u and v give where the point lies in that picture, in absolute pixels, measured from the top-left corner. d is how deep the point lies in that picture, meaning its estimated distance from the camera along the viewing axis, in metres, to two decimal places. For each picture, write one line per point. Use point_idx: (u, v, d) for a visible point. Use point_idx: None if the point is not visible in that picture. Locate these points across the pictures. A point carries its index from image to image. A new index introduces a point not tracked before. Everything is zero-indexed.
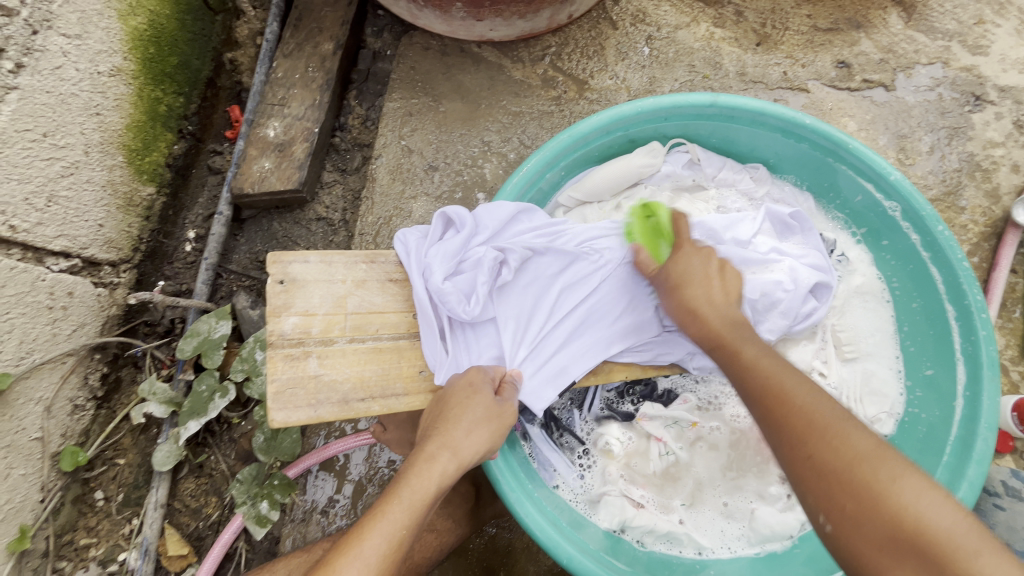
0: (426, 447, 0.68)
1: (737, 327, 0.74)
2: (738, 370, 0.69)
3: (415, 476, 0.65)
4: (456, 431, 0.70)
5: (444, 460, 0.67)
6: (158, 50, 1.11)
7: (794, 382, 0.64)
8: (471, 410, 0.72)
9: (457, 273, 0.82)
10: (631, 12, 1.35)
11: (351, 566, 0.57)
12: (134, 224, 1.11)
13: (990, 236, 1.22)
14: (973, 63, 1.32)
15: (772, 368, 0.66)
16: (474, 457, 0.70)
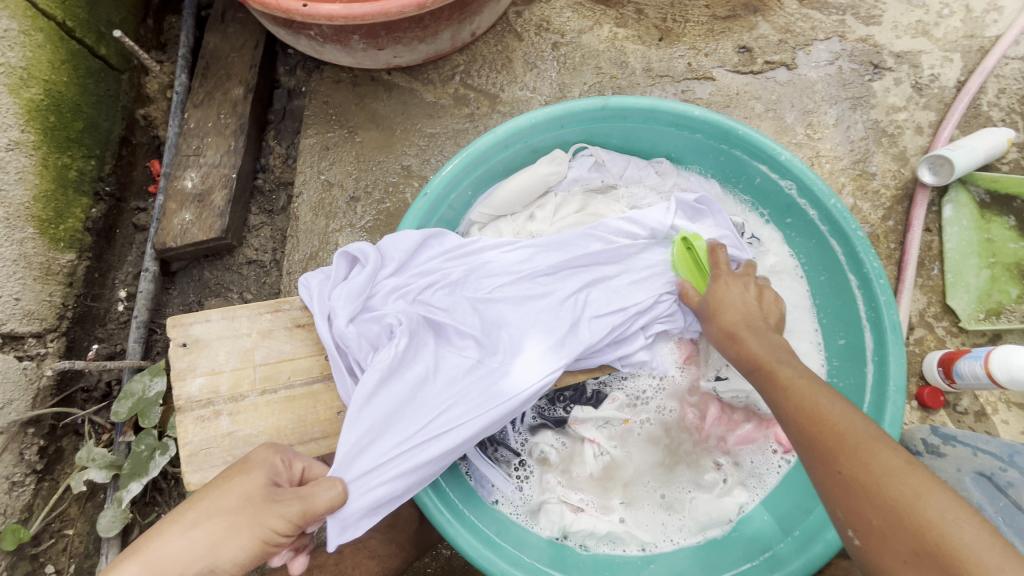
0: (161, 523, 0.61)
1: (778, 352, 0.78)
2: (778, 391, 0.73)
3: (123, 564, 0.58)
4: (173, 531, 0.60)
5: (132, 565, 0.57)
6: (61, 118, 1.11)
7: (825, 403, 0.68)
8: (217, 500, 0.62)
9: (366, 322, 0.82)
10: (535, 21, 1.37)
11: None
12: (56, 292, 1.11)
13: (902, 198, 1.26)
14: (868, 33, 1.36)
15: (804, 388, 0.71)
16: (176, 565, 0.58)
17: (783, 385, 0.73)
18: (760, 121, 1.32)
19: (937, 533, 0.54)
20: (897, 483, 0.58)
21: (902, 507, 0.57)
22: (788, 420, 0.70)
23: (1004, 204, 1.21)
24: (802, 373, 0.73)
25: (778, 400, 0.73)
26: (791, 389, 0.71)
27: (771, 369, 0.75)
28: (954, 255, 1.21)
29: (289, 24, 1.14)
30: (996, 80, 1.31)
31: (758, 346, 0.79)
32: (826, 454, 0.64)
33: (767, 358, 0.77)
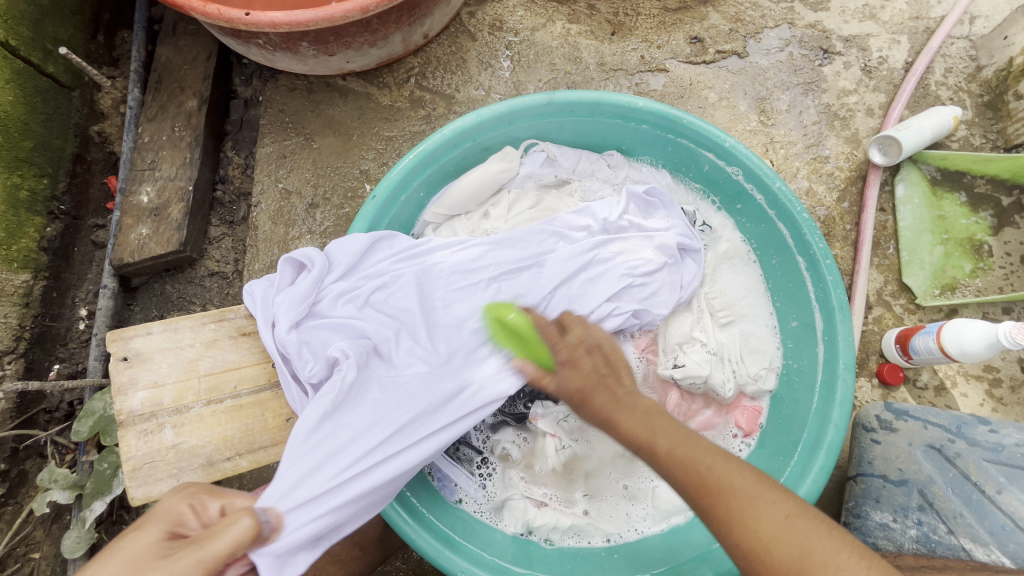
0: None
1: (648, 417, 0.68)
2: (658, 462, 0.64)
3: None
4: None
5: None
6: (7, 137, 1.10)
7: (709, 463, 0.61)
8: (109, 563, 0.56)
9: (316, 335, 0.82)
10: (488, 21, 1.38)
11: None
12: (11, 313, 1.10)
13: (855, 179, 1.28)
14: (817, 19, 1.37)
15: (691, 451, 0.63)
16: None
17: (664, 457, 0.64)
18: (714, 110, 1.34)
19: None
20: (775, 531, 0.56)
21: (788, 552, 0.55)
22: (677, 487, 0.63)
23: (955, 180, 1.23)
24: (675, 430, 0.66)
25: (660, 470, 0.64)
26: (671, 456, 0.63)
27: (650, 439, 0.65)
28: (908, 233, 1.22)
29: (236, 33, 1.14)
30: (943, 60, 1.33)
31: (640, 403, 0.70)
32: (720, 521, 0.58)
33: (610, 409, 0.69)
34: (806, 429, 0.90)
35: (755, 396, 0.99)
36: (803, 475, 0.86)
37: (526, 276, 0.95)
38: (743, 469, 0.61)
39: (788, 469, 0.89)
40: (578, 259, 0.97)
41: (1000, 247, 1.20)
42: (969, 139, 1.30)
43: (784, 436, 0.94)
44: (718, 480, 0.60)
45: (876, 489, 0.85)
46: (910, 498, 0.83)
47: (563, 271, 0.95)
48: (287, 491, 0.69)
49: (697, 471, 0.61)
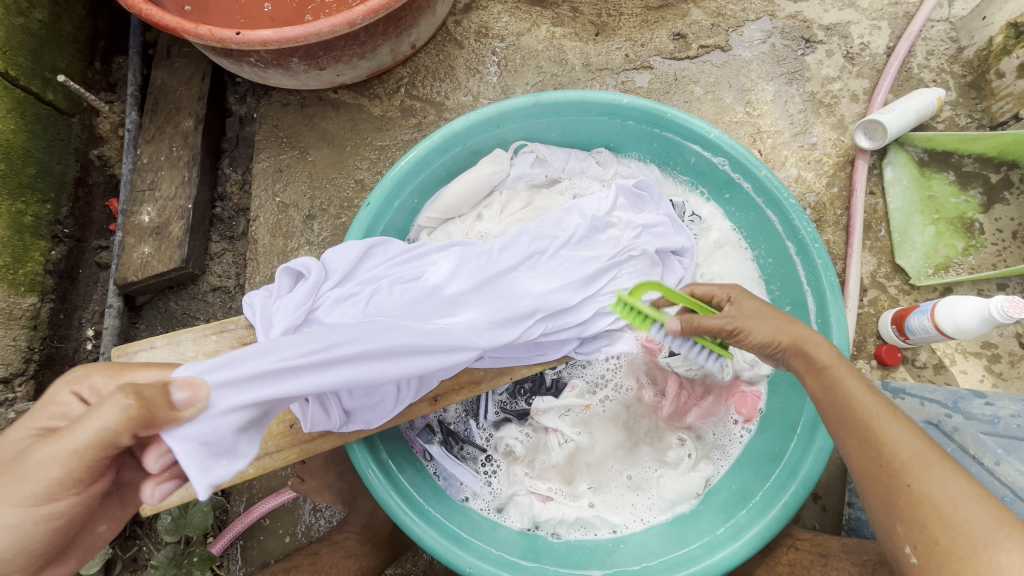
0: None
1: (839, 356, 0.72)
2: (831, 398, 0.70)
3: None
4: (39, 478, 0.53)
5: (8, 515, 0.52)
6: (10, 164, 1.12)
7: (888, 423, 0.65)
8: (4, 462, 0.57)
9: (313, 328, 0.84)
10: (474, 28, 1.40)
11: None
12: (20, 336, 1.13)
13: (844, 165, 1.29)
14: (797, 9, 1.39)
15: (870, 404, 0.67)
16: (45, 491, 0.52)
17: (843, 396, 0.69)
18: (700, 103, 1.36)
19: (981, 560, 0.55)
20: (940, 502, 0.59)
21: (949, 521, 0.58)
22: (844, 427, 0.68)
23: (943, 160, 1.24)
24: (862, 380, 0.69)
25: (836, 407, 0.69)
26: (856, 397, 0.67)
27: (839, 376, 0.69)
28: (899, 215, 1.24)
29: (227, 53, 1.17)
30: (924, 43, 1.35)
31: (820, 350, 0.72)
32: (878, 472, 0.64)
33: (786, 334, 0.74)
34: (803, 412, 0.90)
35: (753, 381, 1.00)
36: (803, 456, 0.86)
37: (519, 281, 0.97)
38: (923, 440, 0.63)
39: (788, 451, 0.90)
40: (567, 266, 0.99)
41: (991, 224, 1.21)
42: (955, 119, 1.31)
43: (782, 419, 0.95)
44: (892, 443, 0.63)
45: None
46: None
47: (553, 274, 0.98)
48: (230, 380, 0.63)
49: (875, 429, 0.65)
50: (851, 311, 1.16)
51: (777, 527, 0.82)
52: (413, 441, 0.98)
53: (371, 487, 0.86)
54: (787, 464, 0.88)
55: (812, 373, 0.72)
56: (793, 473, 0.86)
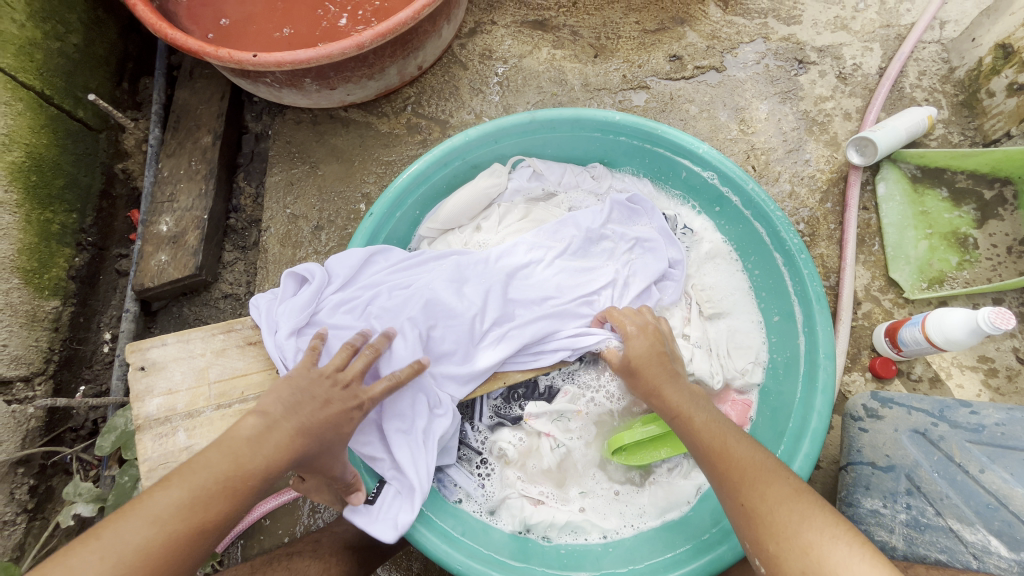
0: (191, 465, 0.65)
1: (694, 398, 0.81)
2: (691, 433, 0.77)
3: (128, 522, 0.61)
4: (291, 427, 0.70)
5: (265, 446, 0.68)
6: (42, 176, 1.20)
7: (734, 446, 0.73)
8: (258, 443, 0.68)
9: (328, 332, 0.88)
10: (478, 51, 1.47)
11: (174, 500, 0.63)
12: (42, 337, 1.18)
13: (837, 181, 1.32)
14: (790, 32, 1.44)
15: (715, 432, 0.75)
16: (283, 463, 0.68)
17: (698, 428, 0.77)
18: (695, 122, 1.40)
19: (819, 554, 0.61)
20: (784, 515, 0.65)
21: (786, 525, 0.64)
22: (703, 461, 0.75)
23: (935, 176, 1.26)
24: (707, 417, 0.78)
25: (690, 442, 0.77)
26: (701, 433, 0.76)
27: (687, 419, 0.78)
28: (892, 230, 1.25)
29: (245, 74, 1.24)
30: (916, 63, 1.38)
31: (675, 394, 0.81)
32: (733, 493, 0.70)
33: (656, 381, 0.84)
34: (791, 419, 0.92)
35: (744, 389, 1.02)
36: (790, 462, 0.88)
37: (515, 292, 1.01)
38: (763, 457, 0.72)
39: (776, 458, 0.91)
40: (561, 277, 1.02)
41: (985, 239, 1.22)
42: (947, 136, 1.33)
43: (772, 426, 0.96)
44: (737, 464, 0.71)
45: (866, 476, 0.87)
46: (899, 483, 0.84)
47: (546, 286, 1.01)
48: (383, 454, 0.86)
49: (723, 453, 0.73)
50: (845, 324, 1.18)
51: None
52: None
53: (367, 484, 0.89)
54: None
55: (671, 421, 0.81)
56: None
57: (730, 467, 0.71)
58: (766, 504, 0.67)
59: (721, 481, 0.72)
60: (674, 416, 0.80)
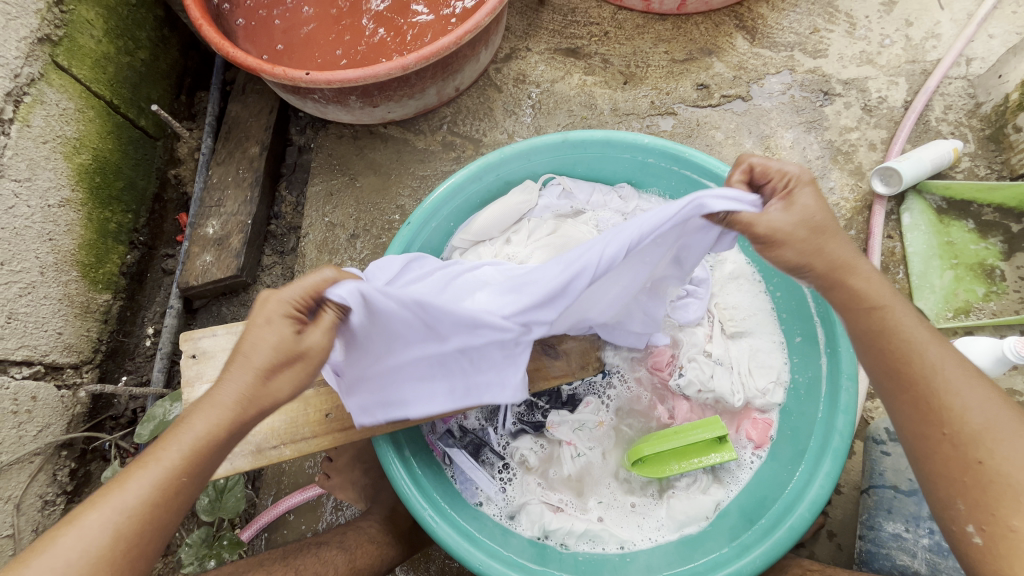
0: (150, 454, 0.64)
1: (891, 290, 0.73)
2: (889, 336, 0.72)
3: (102, 503, 0.62)
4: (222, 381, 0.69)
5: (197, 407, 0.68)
6: (104, 178, 1.29)
7: (944, 364, 0.70)
8: (227, 402, 0.65)
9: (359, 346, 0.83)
10: (512, 75, 1.55)
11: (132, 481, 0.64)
12: (92, 327, 1.25)
13: (862, 209, 1.33)
14: (816, 65, 1.49)
15: (921, 342, 0.71)
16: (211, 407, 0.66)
17: (899, 332, 0.71)
18: (721, 148, 1.44)
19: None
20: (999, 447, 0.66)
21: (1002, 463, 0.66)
22: (892, 366, 0.72)
23: (962, 208, 1.27)
24: (913, 316, 0.72)
25: (879, 344, 0.73)
26: (914, 339, 0.71)
27: (891, 314, 0.72)
28: (917, 259, 1.26)
29: (296, 91, 1.33)
30: (942, 98, 1.41)
31: (864, 282, 0.73)
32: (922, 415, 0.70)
33: (846, 263, 0.72)
34: (812, 439, 0.93)
35: (764, 409, 1.03)
36: (810, 481, 0.89)
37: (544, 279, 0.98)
38: (975, 381, 0.69)
39: (796, 477, 0.92)
40: None
41: (1013, 271, 1.22)
42: (974, 169, 1.35)
43: (793, 446, 0.97)
44: (944, 387, 0.69)
45: (888, 500, 0.88)
46: (921, 508, 0.85)
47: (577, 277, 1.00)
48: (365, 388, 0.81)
49: (932, 372, 0.70)
50: None
51: (784, 547, 0.85)
52: (434, 444, 1.04)
53: (393, 481, 0.92)
54: (793, 490, 0.91)
55: (862, 310, 0.73)
56: (799, 497, 0.89)
57: (930, 387, 0.70)
58: (976, 432, 0.67)
59: (920, 393, 0.70)
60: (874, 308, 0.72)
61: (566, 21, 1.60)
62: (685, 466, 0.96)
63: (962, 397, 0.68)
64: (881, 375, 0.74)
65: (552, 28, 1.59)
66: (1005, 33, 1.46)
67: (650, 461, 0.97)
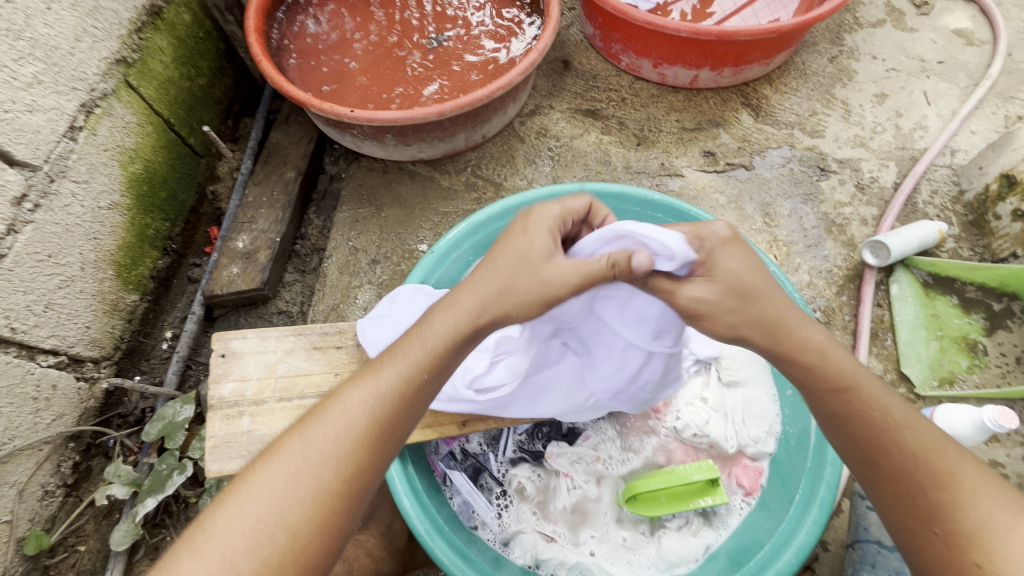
0: (293, 433, 0.66)
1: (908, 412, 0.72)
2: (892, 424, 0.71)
3: (255, 489, 0.62)
4: (383, 372, 0.70)
5: (359, 397, 0.68)
6: (151, 188, 1.39)
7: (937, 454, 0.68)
8: (470, 305, 0.74)
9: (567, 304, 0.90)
10: (535, 129, 1.68)
11: (271, 477, 0.63)
12: (116, 325, 1.31)
13: (853, 277, 1.42)
14: (814, 144, 1.62)
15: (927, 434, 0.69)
16: (371, 396, 0.68)
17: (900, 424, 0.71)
18: (724, 210, 1.54)
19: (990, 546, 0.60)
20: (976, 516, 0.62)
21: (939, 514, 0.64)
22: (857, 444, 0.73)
23: (946, 284, 1.36)
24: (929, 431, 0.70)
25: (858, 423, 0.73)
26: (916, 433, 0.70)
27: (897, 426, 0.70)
28: (905, 328, 1.34)
29: (338, 124, 1.45)
30: (928, 183, 1.54)
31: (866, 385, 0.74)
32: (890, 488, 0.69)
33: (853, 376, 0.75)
34: (799, 488, 0.98)
35: (756, 458, 1.06)
36: (798, 527, 0.94)
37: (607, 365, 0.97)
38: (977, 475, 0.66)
39: (783, 523, 0.96)
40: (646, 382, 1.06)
41: (994, 347, 1.29)
42: (957, 250, 1.45)
43: (780, 495, 1.01)
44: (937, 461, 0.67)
45: (873, 554, 0.91)
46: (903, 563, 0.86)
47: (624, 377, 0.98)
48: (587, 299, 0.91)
49: (943, 468, 0.66)
50: None
51: None
52: (435, 465, 1.08)
53: (395, 496, 0.94)
54: (781, 535, 0.95)
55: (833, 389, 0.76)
56: (788, 541, 0.93)
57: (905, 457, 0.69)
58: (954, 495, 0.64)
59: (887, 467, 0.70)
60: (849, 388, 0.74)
61: (587, 86, 1.75)
62: (675, 508, 0.99)
63: (948, 485, 0.65)
64: (865, 443, 0.72)
65: (574, 91, 1.75)
66: (986, 131, 1.61)
67: (644, 502, 0.99)
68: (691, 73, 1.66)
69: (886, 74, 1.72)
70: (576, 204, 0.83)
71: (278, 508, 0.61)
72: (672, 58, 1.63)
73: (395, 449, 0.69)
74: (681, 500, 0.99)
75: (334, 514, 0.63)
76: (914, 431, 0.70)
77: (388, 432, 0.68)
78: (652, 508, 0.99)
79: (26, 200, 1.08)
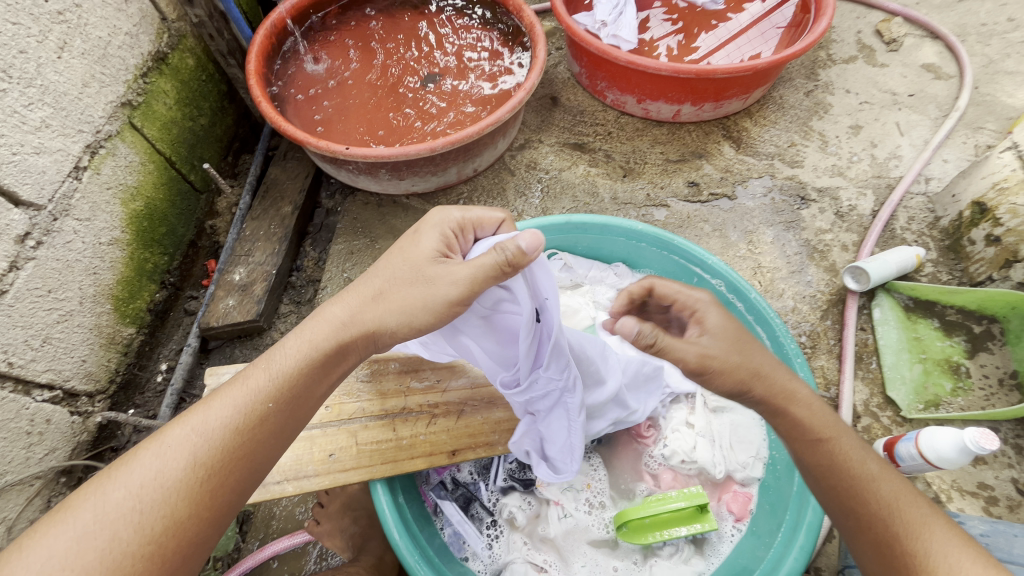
0: (113, 467, 0.65)
1: (863, 453, 0.74)
2: (854, 479, 0.72)
3: (60, 529, 0.59)
4: (220, 401, 0.71)
5: (192, 435, 0.67)
6: (151, 224, 1.43)
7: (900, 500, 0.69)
8: (332, 318, 0.79)
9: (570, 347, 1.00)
10: (525, 162, 1.74)
11: (94, 503, 0.61)
12: (113, 359, 1.33)
13: (836, 302, 1.46)
14: (794, 173, 1.68)
15: (883, 487, 0.70)
16: (218, 418, 0.69)
17: (865, 479, 0.71)
18: (708, 238, 1.59)
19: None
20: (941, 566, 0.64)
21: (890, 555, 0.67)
22: (851, 507, 0.71)
23: (927, 308, 1.39)
24: (887, 481, 0.71)
25: (837, 478, 0.73)
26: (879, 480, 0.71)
27: (865, 474, 0.72)
28: (889, 351, 1.36)
29: (334, 161, 1.50)
30: (905, 210, 1.59)
31: (846, 443, 0.74)
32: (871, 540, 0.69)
33: (830, 430, 0.75)
34: (788, 512, 0.97)
35: (745, 483, 1.07)
36: (787, 553, 0.92)
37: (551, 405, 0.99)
38: (946, 525, 0.67)
39: (773, 549, 0.95)
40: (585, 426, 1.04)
41: (977, 369, 1.32)
42: (936, 274, 1.49)
43: (768, 520, 1.01)
44: (898, 510, 0.68)
45: None
46: None
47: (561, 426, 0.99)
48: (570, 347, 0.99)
49: (898, 513, 0.68)
50: None
51: None
52: (426, 495, 1.09)
53: (386, 529, 0.93)
54: (771, 560, 0.94)
55: (808, 440, 0.76)
56: (776, 570, 0.92)
57: (886, 508, 0.69)
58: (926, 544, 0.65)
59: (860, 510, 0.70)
60: (818, 436, 0.75)
61: (574, 121, 1.83)
62: (666, 534, 0.98)
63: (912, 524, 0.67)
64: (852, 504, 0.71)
65: (561, 125, 1.82)
66: (958, 159, 1.67)
67: (635, 531, 0.98)
68: (673, 108, 1.73)
69: (860, 106, 1.80)
70: (490, 219, 0.85)
71: (105, 538, 0.59)
72: (654, 94, 1.70)
73: (249, 470, 0.70)
74: (674, 529, 0.98)
75: (156, 563, 0.61)
76: (880, 485, 0.71)
77: (217, 472, 0.67)
78: (642, 537, 0.98)
79: (29, 237, 1.11)
